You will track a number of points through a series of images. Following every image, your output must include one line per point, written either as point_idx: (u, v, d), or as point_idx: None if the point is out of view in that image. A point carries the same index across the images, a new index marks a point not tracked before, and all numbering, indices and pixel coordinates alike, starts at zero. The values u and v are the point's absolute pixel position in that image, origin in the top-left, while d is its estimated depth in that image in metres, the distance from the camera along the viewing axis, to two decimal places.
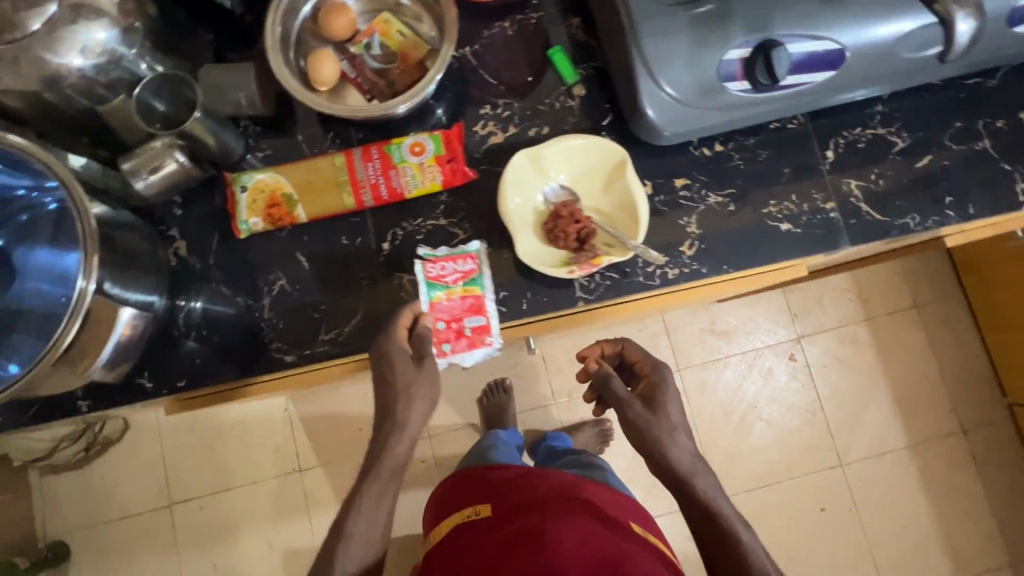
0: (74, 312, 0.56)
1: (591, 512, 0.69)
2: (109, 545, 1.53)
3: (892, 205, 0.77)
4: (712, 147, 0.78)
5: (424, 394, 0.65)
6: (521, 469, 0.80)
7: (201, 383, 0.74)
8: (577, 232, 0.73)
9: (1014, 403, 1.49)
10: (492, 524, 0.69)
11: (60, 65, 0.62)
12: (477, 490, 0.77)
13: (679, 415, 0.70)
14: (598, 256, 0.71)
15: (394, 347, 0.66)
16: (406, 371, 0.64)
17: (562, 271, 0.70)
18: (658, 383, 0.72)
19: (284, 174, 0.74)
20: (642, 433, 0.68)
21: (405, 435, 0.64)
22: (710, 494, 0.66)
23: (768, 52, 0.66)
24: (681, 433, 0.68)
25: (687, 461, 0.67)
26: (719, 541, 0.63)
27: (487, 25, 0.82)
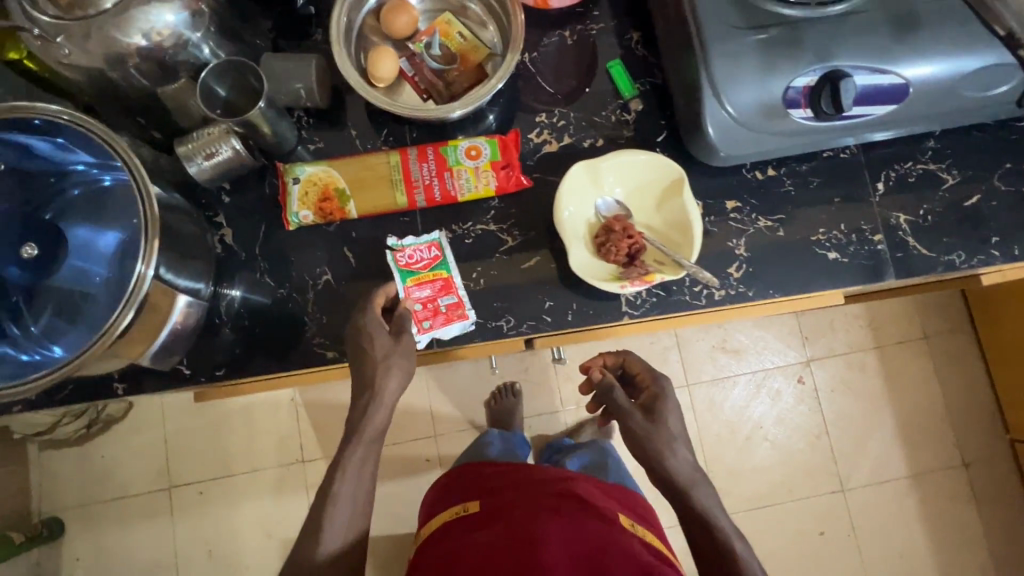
0: (131, 297, 0.55)
1: (575, 503, 0.70)
2: (106, 524, 1.51)
3: (939, 241, 0.78)
4: (764, 171, 0.78)
5: (401, 368, 0.63)
6: (508, 467, 0.83)
7: (239, 373, 0.73)
8: (629, 247, 0.72)
9: (1015, 439, 1.50)
10: (479, 519, 0.71)
11: (129, 44, 0.61)
12: (468, 489, 0.80)
13: (680, 428, 0.68)
14: (650, 274, 0.70)
15: (371, 322, 0.65)
16: (385, 344, 0.64)
17: (613, 285, 0.69)
18: (660, 395, 0.70)
19: (337, 168, 0.74)
20: (642, 444, 0.66)
21: (384, 405, 0.63)
22: (708, 505, 0.65)
23: (836, 82, 0.66)
24: (681, 444, 0.67)
25: (685, 470, 0.65)
26: (715, 552, 0.62)
27: (546, 34, 0.82)
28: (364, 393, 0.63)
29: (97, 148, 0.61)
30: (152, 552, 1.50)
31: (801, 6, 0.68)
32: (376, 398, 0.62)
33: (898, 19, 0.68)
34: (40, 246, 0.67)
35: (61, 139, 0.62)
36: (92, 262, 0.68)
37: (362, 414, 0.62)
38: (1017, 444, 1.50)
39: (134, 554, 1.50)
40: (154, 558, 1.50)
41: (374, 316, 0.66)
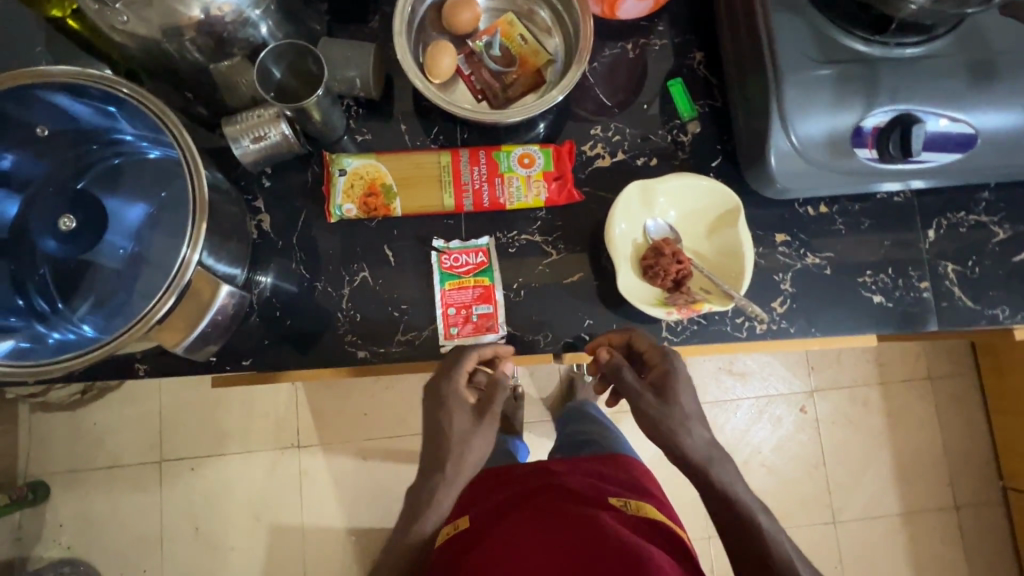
0: (175, 283, 0.54)
1: (564, 501, 0.68)
2: (92, 493, 1.48)
3: (984, 294, 0.77)
4: (816, 208, 0.77)
5: (479, 450, 0.59)
6: (492, 475, 0.79)
7: (265, 365, 0.70)
8: (676, 273, 0.70)
9: (1009, 487, 1.51)
10: (472, 538, 0.67)
11: (190, 16, 0.58)
12: (461, 504, 0.76)
13: (698, 407, 0.61)
14: (698, 302, 0.69)
15: (452, 395, 0.61)
16: (464, 422, 0.60)
17: (660, 311, 0.67)
18: (672, 374, 0.62)
19: (385, 163, 0.72)
20: (657, 426, 0.59)
21: (453, 492, 0.58)
22: (735, 487, 0.58)
23: (907, 126, 0.64)
24: (698, 422, 0.60)
25: (701, 447, 0.59)
26: (745, 533, 0.56)
27: (608, 44, 0.80)
28: (438, 471, 0.58)
29: (150, 123, 0.59)
30: (139, 525, 1.48)
31: (878, 44, 0.66)
32: (450, 478, 0.58)
33: (976, 67, 0.66)
34: (79, 219, 0.64)
35: (108, 110, 0.60)
36: (130, 236, 0.66)
37: (431, 498, 0.58)
38: (1011, 492, 1.50)
39: (120, 526, 1.47)
40: (140, 531, 1.48)
41: (458, 384, 0.62)
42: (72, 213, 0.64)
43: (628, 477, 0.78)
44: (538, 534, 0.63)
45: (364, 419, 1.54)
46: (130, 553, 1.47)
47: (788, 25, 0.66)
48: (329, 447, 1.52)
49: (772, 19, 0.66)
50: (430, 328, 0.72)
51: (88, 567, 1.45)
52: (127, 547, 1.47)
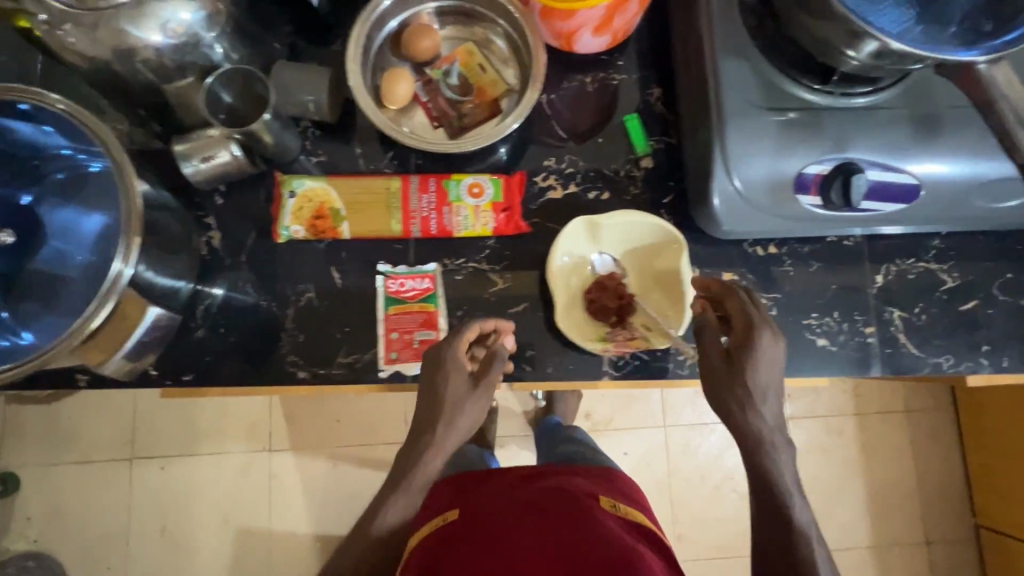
0: (107, 294, 0.55)
1: (556, 498, 0.67)
2: (60, 487, 1.48)
3: (930, 342, 0.77)
4: (766, 248, 0.78)
5: (466, 420, 0.64)
6: (471, 475, 0.77)
7: (206, 380, 0.71)
8: (617, 307, 0.73)
9: (982, 525, 1.49)
10: (460, 535, 0.64)
11: (137, 39, 0.59)
12: (441, 500, 0.72)
13: (772, 377, 0.59)
14: (636, 339, 0.70)
15: (453, 359, 0.64)
16: (459, 388, 0.64)
17: (596, 347, 0.69)
18: (752, 341, 0.58)
19: (335, 187, 0.73)
20: (719, 389, 0.60)
21: (441, 453, 0.64)
22: (787, 480, 0.59)
23: (848, 176, 0.65)
24: (765, 397, 0.59)
25: (758, 430, 0.59)
26: (784, 525, 0.58)
27: (568, 77, 0.81)
28: (426, 432, 0.64)
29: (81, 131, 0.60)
30: (105, 522, 1.48)
31: (824, 93, 0.66)
32: (440, 439, 0.63)
33: (920, 120, 0.67)
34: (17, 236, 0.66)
35: (47, 125, 0.61)
36: (83, 247, 0.67)
37: (416, 458, 0.64)
38: (983, 530, 1.48)
39: (87, 521, 1.48)
40: (106, 528, 1.48)
41: (458, 353, 0.64)
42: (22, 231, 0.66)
43: (607, 479, 0.79)
44: (534, 529, 0.62)
45: (337, 425, 1.53)
46: (96, 549, 1.47)
47: (734, 71, 0.67)
48: (300, 452, 1.51)
49: (719, 64, 0.67)
50: (372, 352, 0.72)
51: (53, 560, 1.45)
52: (93, 542, 1.47)
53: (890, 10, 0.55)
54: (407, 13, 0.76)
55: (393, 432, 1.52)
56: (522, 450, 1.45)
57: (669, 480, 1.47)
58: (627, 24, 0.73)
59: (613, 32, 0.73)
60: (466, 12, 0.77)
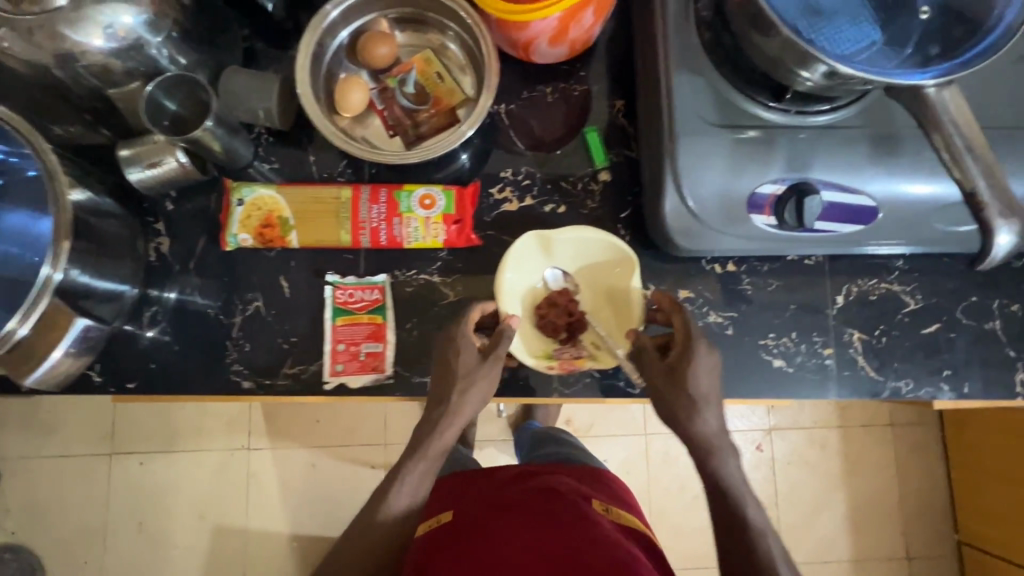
0: (36, 299, 0.54)
1: (541, 499, 0.72)
2: (35, 481, 1.48)
3: (889, 365, 0.76)
4: (724, 265, 0.76)
5: (480, 391, 0.64)
6: (471, 475, 0.83)
7: (151, 388, 0.71)
8: (567, 324, 0.71)
9: (963, 542, 1.45)
10: (453, 532, 0.71)
11: (74, 44, 0.58)
12: (444, 499, 0.80)
13: (712, 384, 0.61)
14: (581, 358, 0.68)
15: (464, 336, 0.64)
16: (470, 360, 0.64)
17: (541, 364, 0.67)
18: (688, 355, 0.60)
19: (284, 196, 0.72)
20: (665, 402, 0.61)
21: (456, 423, 0.64)
22: (736, 482, 0.59)
23: (802, 196, 0.63)
24: (708, 407, 0.60)
25: (704, 435, 0.60)
26: (739, 525, 0.58)
27: (528, 86, 0.79)
28: (443, 403, 0.63)
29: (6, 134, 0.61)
30: (81, 517, 1.47)
31: (781, 111, 0.65)
32: (454, 409, 0.63)
33: (879, 140, 0.65)
34: None
35: None
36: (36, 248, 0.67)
37: (433, 426, 0.64)
38: (964, 547, 1.45)
39: (62, 516, 1.47)
40: (82, 523, 1.47)
41: (467, 330, 0.65)
42: None
43: (595, 481, 0.83)
44: (517, 528, 0.67)
45: (317, 426, 1.51)
46: (72, 543, 1.46)
47: (689, 87, 0.65)
48: (278, 451, 1.49)
49: (672, 80, 0.65)
50: (318, 363, 0.72)
51: (29, 553, 1.45)
52: (68, 537, 1.46)
53: (848, 27, 0.57)
54: (363, 19, 0.75)
55: (371, 433, 1.50)
56: (501, 454, 1.43)
57: (647, 489, 1.45)
58: (585, 35, 0.72)
59: (571, 43, 0.72)
60: (419, 18, 0.76)
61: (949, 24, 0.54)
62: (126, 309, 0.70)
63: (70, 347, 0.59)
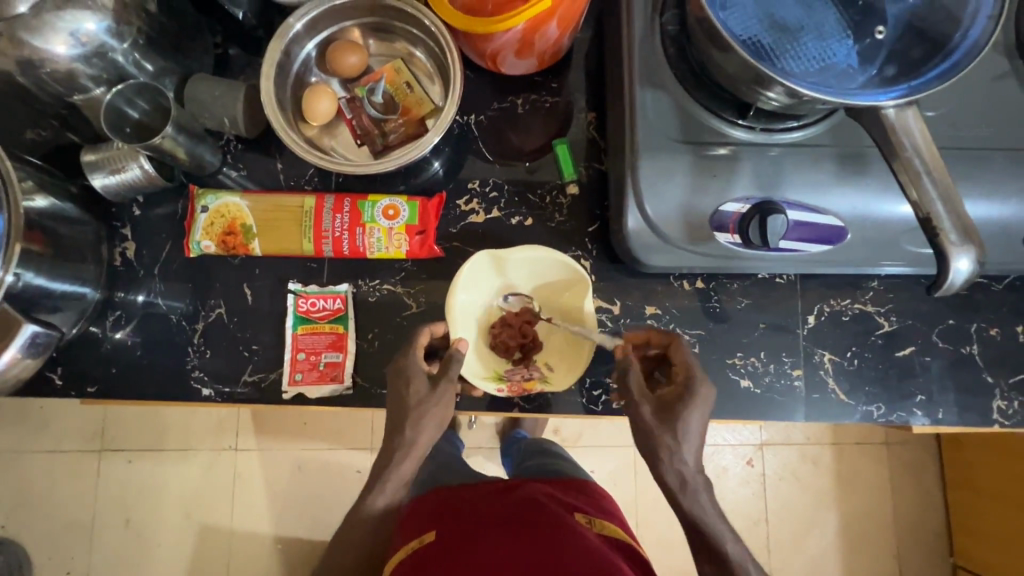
0: None
1: (524, 515, 0.70)
2: (24, 476, 1.49)
3: (861, 388, 0.74)
4: (693, 282, 0.75)
5: (435, 417, 0.62)
6: (443, 496, 0.80)
7: (113, 392, 0.71)
8: (520, 345, 0.71)
9: (958, 564, 1.41)
10: (435, 557, 0.67)
11: (36, 51, 0.59)
12: (421, 521, 0.75)
13: (699, 428, 0.59)
14: (531, 381, 0.70)
15: (412, 363, 0.63)
16: (421, 388, 0.62)
17: (490, 386, 0.68)
18: (688, 395, 0.59)
19: (248, 203, 0.72)
20: (649, 435, 0.58)
21: (411, 454, 0.62)
22: (710, 516, 0.58)
23: (765, 214, 0.61)
24: (692, 447, 0.58)
25: (680, 474, 0.57)
26: (717, 555, 0.58)
27: (499, 97, 0.79)
28: (398, 432, 0.62)
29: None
30: (69, 513, 1.48)
31: (746, 128, 0.64)
32: (409, 441, 0.62)
33: (846, 158, 0.64)
34: None
35: None
36: None
37: (390, 457, 0.62)
38: (959, 569, 1.41)
39: (50, 512, 1.48)
40: (70, 518, 1.47)
41: (417, 357, 0.64)
42: None
43: (579, 493, 0.80)
44: (500, 546, 0.66)
45: (305, 428, 1.50)
46: (60, 539, 1.47)
47: (652, 103, 0.64)
48: (265, 452, 1.49)
49: (636, 95, 0.65)
50: (278, 371, 0.71)
51: (17, 547, 1.46)
52: (54, 533, 1.47)
53: (810, 43, 0.55)
54: (333, 28, 0.75)
55: (357, 437, 1.50)
56: (488, 462, 1.42)
57: (633, 502, 1.43)
58: (553, 47, 0.72)
59: (539, 54, 0.72)
60: (387, 27, 0.76)
61: (909, 44, 0.54)
62: (89, 313, 0.71)
63: (22, 350, 0.57)
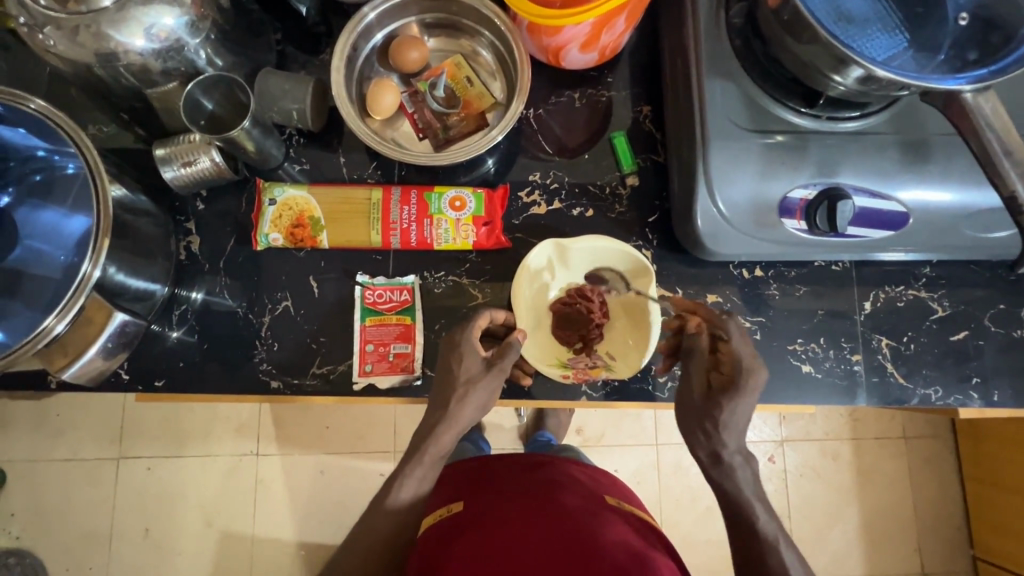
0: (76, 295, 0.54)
1: (552, 495, 0.71)
2: (17, 488, 1.37)
3: (918, 372, 0.75)
4: (751, 270, 0.77)
5: (481, 399, 0.60)
6: (472, 463, 0.79)
7: (180, 385, 0.71)
8: (581, 334, 0.72)
9: (979, 557, 1.40)
10: (464, 525, 0.68)
11: (119, 44, 0.59)
12: (450, 489, 0.76)
13: (744, 418, 0.57)
14: (597, 368, 0.70)
15: (468, 342, 0.61)
16: (473, 368, 0.60)
17: (556, 373, 0.69)
18: (732, 390, 0.56)
19: (315, 196, 0.73)
20: (691, 412, 0.59)
21: (453, 428, 0.60)
22: (743, 490, 0.58)
23: (833, 201, 0.63)
24: (733, 434, 0.58)
25: (711, 452, 0.58)
26: (747, 530, 0.57)
27: (556, 91, 0.80)
28: (438, 409, 0.60)
29: (52, 134, 0.61)
30: (86, 521, 1.37)
31: (811, 116, 0.66)
32: (452, 416, 0.59)
33: (908, 146, 0.66)
34: (26, 242, 0.70)
35: (20, 129, 0.62)
36: (76, 249, 0.67)
37: (430, 433, 0.60)
38: (980, 562, 1.40)
39: (68, 520, 1.37)
40: (89, 527, 1.36)
41: (473, 338, 0.62)
42: (28, 231, 0.70)
43: (601, 475, 0.80)
44: (531, 522, 0.67)
45: (325, 434, 1.41)
46: (79, 549, 1.36)
47: (720, 92, 0.66)
48: (289, 456, 1.40)
49: (705, 85, 0.66)
50: (346, 363, 0.72)
51: (35, 559, 1.35)
52: (56, 548, 1.36)
53: (880, 35, 0.56)
54: (394, 25, 0.76)
55: (381, 438, 1.41)
56: None
57: (655, 500, 1.38)
58: (614, 42, 0.73)
59: (601, 49, 0.73)
60: (449, 23, 0.77)
61: (987, 31, 0.55)
62: (157, 308, 0.71)
63: (109, 341, 0.58)
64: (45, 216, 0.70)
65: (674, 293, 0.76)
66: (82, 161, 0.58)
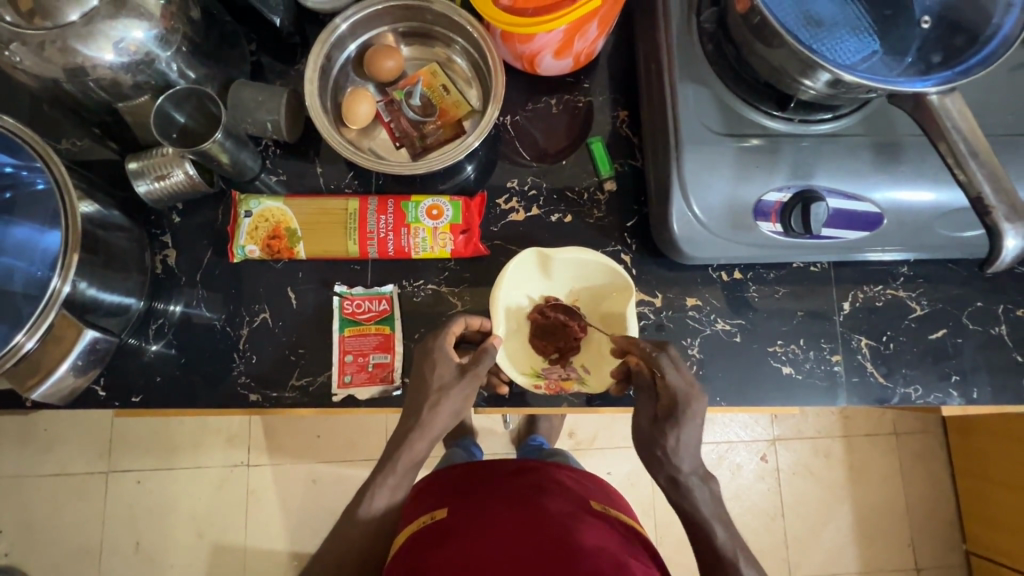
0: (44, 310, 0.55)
1: (537, 501, 0.71)
2: (6, 504, 1.36)
3: (898, 370, 0.76)
4: (731, 273, 0.77)
5: (454, 407, 0.60)
6: (458, 471, 0.79)
7: (158, 399, 0.71)
8: (558, 345, 0.72)
9: (971, 552, 1.40)
10: (445, 533, 0.67)
11: (87, 59, 0.59)
12: (432, 497, 0.75)
13: (694, 441, 0.57)
14: (569, 380, 0.70)
15: (441, 349, 0.61)
16: (446, 375, 0.60)
17: (528, 382, 0.69)
18: (674, 418, 0.56)
19: (292, 207, 0.72)
20: (642, 442, 0.59)
21: (427, 435, 0.59)
22: (703, 512, 0.57)
23: (807, 203, 0.63)
24: (685, 458, 0.57)
25: (669, 476, 0.58)
26: (709, 552, 0.57)
27: (533, 98, 0.80)
28: (411, 417, 0.60)
29: (17, 148, 0.60)
30: (76, 536, 1.35)
31: (784, 120, 0.66)
32: (425, 423, 0.59)
33: (881, 147, 0.66)
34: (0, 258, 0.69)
35: None
36: (50, 263, 0.66)
37: (403, 439, 0.59)
38: (972, 556, 1.40)
39: (58, 536, 1.35)
40: (79, 542, 1.35)
41: (445, 345, 0.61)
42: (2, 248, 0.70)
43: (588, 480, 0.80)
44: (514, 530, 0.66)
45: (316, 443, 1.40)
46: (69, 564, 1.34)
47: (693, 97, 0.66)
48: (279, 467, 1.39)
49: (677, 90, 0.67)
50: (326, 374, 0.71)
51: None
52: (46, 565, 1.34)
53: (848, 38, 0.57)
54: (369, 35, 0.76)
55: (371, 446, 1.40)
56: None
57: (649, 502, 1.38)
58: (588, 48, 0.73)
59: (575, 55, 0.73)
60: (423, 32, 0.78)
61: (950, 34, 0.55)
62: (133, 322, 0.70)
63: (80, 358, 0.58)
64: (17, 232, 0.70)
65: (654, 298, 0.76)
66: (49, 176, 0.58)
